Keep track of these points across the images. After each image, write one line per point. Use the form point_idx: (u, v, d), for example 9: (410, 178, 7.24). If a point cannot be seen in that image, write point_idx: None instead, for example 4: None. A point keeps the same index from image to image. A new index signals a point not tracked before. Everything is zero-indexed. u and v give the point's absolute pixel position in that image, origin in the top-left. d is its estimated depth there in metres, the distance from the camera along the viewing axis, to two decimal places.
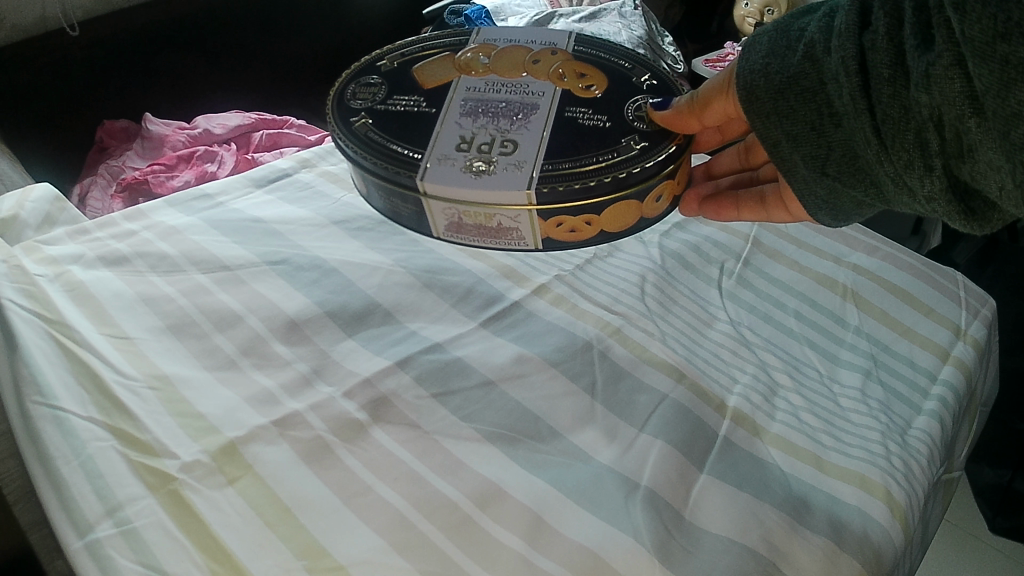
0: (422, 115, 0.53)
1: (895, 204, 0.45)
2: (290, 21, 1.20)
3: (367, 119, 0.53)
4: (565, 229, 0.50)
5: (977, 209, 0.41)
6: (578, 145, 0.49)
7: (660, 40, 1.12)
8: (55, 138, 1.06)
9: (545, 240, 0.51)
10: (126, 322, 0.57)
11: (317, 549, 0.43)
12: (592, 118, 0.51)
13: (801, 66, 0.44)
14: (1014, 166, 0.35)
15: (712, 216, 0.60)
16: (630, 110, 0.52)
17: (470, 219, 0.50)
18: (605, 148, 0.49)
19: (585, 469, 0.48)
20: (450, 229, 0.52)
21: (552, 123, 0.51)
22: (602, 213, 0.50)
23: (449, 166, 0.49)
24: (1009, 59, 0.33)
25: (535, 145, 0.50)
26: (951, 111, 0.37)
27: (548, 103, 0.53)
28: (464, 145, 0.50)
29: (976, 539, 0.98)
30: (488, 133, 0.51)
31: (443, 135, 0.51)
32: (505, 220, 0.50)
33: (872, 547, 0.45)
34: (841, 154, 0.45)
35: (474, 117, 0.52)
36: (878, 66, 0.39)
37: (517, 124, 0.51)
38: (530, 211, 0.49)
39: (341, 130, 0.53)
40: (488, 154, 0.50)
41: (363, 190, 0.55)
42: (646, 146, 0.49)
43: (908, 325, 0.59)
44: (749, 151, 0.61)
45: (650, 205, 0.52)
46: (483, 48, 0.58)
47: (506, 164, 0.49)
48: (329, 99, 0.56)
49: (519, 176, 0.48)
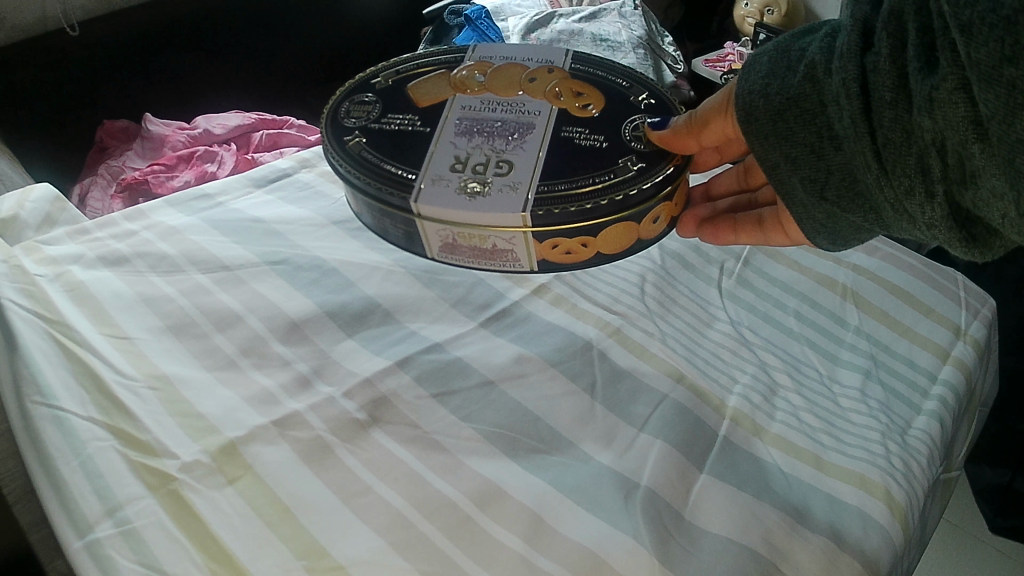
0: (416, 134, 0.53)
1: (895, 229, 0.45)
2: (290, 22, 1.21)
3: (361, 138, 0.53)
4: (561, 251, 0.50)
5: (979, 236, 0.41)
6: (574, 166, 0.49)
7: (660, 40, 1.13)
8: (55, 138, 1.06)
9: (540, 262, 0.51)
10: (125, 321, 0.57)
11: (317, 549, 0.43)
12: (588, 139, 0.51)
13: (802, 86, 0.44)
14: (1019, 194, 0.35)
15: (710, 238, 0.59)
16: (628, 131, 0.52)
17: (465, 241, 0.50)
18: (602, 169, 0.49)
19: (585, 469, 0.48)
20: (444, 250, 0.51)
21: (548, 143, 0.51)
22: (599, 234, 0.50)
23: (444, 188, 0.49)
24: (1015, 83, 0.32)
25: (531, 165, 0.50)
26: (955, 136, 0.36)
27: (545, 123, 0.53)
28: (459, 166, 0.50)
29: (976, 538, 0.98)
30: (483, 153, 0.51)
31: (438, 156, 0.51)
32: (500, 242, 0.49)
33: (874, 550, 0.44)
34: (841, 178, 0.45)
35: (469, 137, 0.52)
36: (881, 88, 0.39)
37: (512, 145, 0.51)
38: (525, 233, 0.48)
39: (334, 150, 0.53)
40: (483, 175, 0.50)
41: (356, 210, 0.55)
42: (643, 167, 0.49)
43: (908, 325, 0.59)
44: (749, 172, 0.61)
45: (648, 226, 0.51)
46: (480, 65, 0.58)
47: (500, 186, 0.49)
48: (323, 117, 0.55)
49: (515, 197, 0.48)
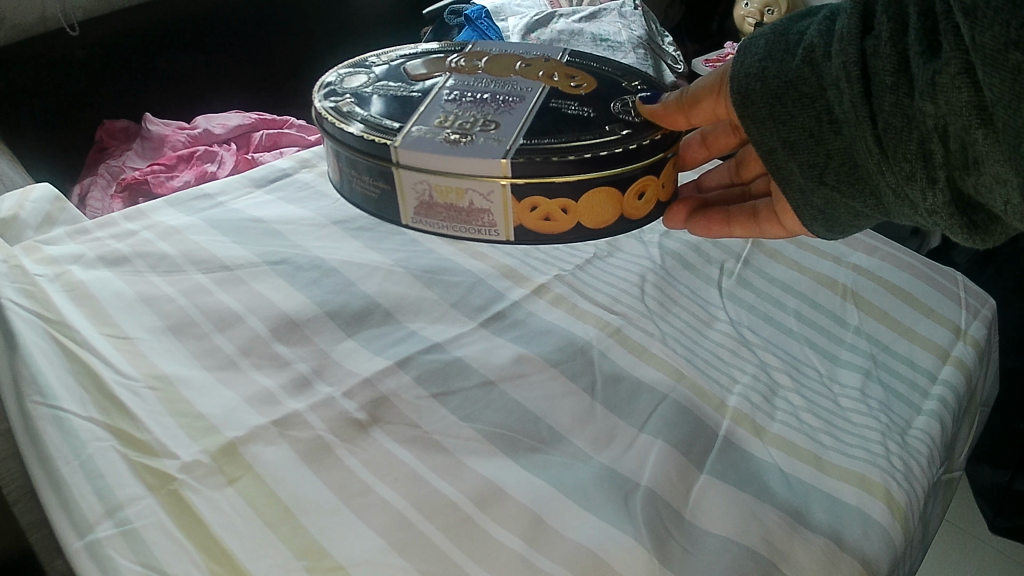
0: (406, 99, 0.53)
1: (895, 215, 0.45)
2: (289, 21, 1.21)
3: (352, 99, 0.53)
4: (540, 215, 0.50)
5: (980, 223, 0.41)
6: (560, 128, 0.49)
7: (660, 40, 1.13)
8: (55, 138, 1.06)
9: (517, 229, 0.50)
10: (126, 322, 0.57)
11: (317, 549, 0.43)
12: (577, 109, 0.51)
13: (800, 70, 0.44)
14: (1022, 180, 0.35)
15: (701, 231, 0.58)
16: (617, 105, 0.52)
17: (441, 197, 0.49)
18: (588, 132, 0.49)
19: (585, 469, 0.48)
20: (419, 213, 0.51)
21: (536, 110, 0.51)
22: (580, 199, 0.49)
23: (426, 137, 0.49)
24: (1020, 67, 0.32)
25: (516, 126, 0.49)
26: (957, 122, 0.36)
27: (535, 95, 0.53)
28: (445, 123, 0.50)
29: (977, 539, 0.98)
30: (470, 115, 0.51)
31: (425, 115, 0.51)
32: (477, 200, 0.49)
33: (873, 546, 0.44)
34: (841, 162, 0.45)
35: (459, 103, 0.52)
36: (881, 73, 0.39)
37: (501, 110, 0.51)
38: (503, 184, 0.48)
39: (322, 105, 0.52)
40: (469, 130, 0.49)
41: (336, 178, 0.55)
42: (629, 133, 0.49)
43: (908, 324, 0.59)
44: (742, 164, 0.60)
45: (632, 202, 0.51)
46: (475, 54, 0.59)
47: (484, 139, 0.48)
48: (319, 82, 0.56)
49: (497, 148, 0.48)
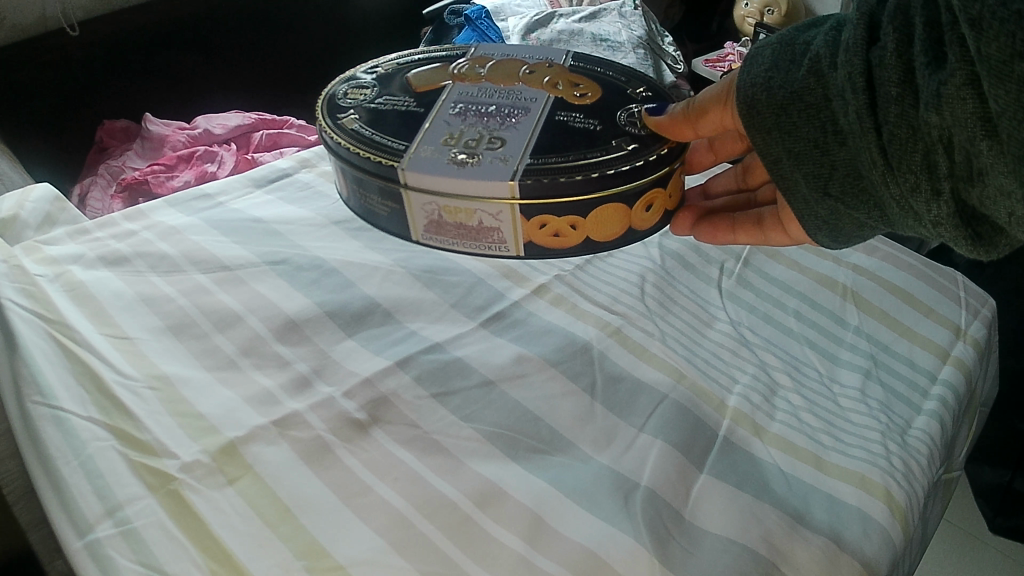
0: (410, 113, 0.53)
1: (900, 227, 0.45)
2: (290, 21, 1.21)
3: (355, 115, 0.53)
4: (549, 232, 0.50)
5: (985, 235, 0.41)
6: (567, 143, 0.49)
7: (660, 40, 1.13)
8: (55, 139, 1.06)
9: (528, 245, 0.50)
10: (126, 322, 0.57)
11: (317, 549, 0.43)
12: (583, 122, 0.51)
13: (806, 80, 0.44)
14: None
15: (706, 238, 0.58)
16: (623, 117, 0.51)
17: (451, 217, 0.49)
18: (595, 148, 0.49)
19: (586, 469, 0.48)
20: (430, 230, 0.51)
21: (541, 124, 0.51)
22: (588, 215, 0.49)
23: (433, 157, 0.49)
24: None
25: (522, 143, 0.49)
26: (962, 133, 0.36)
27: (541, 107, 0.53)
28: (451, 141, 0.50)
29: (977, 539, 0.98)
30: (476, 131, 0.51)
31: (431, 132, 0.51)
32: (486, 219, 0.49)
33: (874, 548, 0.44)
34: (845, 174, 0.45)
35: (463, 117, 0.52)
36: (887, 84, 0.39)
37: (507, 124, 0.51)
38: (511, 206, 0.48)
39: (327, 124, 0.53)
40: (475, 148, 0.49)
41: (345, 194, 0.55)
42: (635, 148, 0.49)
43: (909, 326, 0.59)
44: (748, 172, 0.61)
45: (640, 214, 0.51)
46: (479, 60, 0.59)
47: (491, 158, 0.48)
48: (321, 99, 0.56)
49: (504, 168, 0.47)
